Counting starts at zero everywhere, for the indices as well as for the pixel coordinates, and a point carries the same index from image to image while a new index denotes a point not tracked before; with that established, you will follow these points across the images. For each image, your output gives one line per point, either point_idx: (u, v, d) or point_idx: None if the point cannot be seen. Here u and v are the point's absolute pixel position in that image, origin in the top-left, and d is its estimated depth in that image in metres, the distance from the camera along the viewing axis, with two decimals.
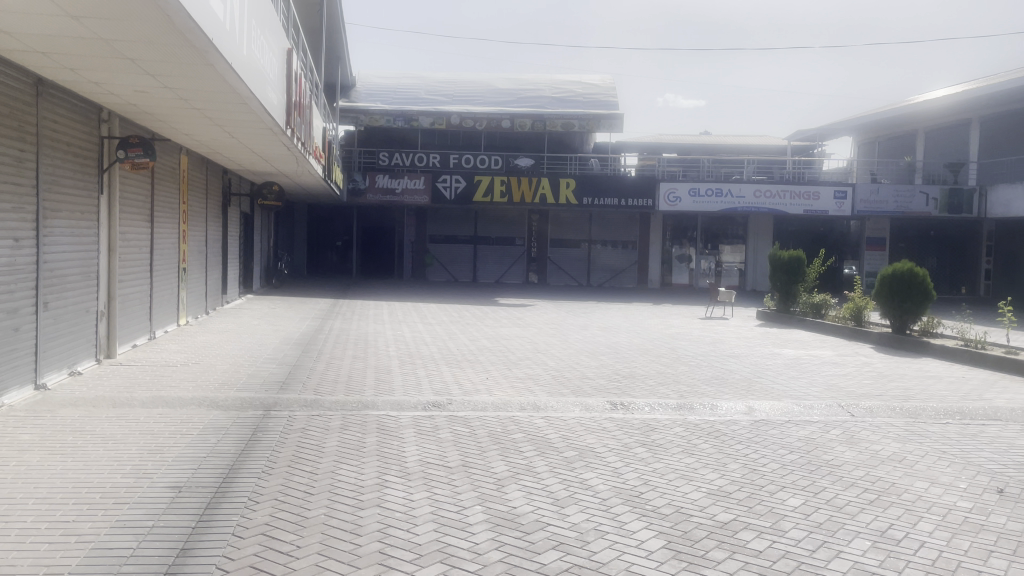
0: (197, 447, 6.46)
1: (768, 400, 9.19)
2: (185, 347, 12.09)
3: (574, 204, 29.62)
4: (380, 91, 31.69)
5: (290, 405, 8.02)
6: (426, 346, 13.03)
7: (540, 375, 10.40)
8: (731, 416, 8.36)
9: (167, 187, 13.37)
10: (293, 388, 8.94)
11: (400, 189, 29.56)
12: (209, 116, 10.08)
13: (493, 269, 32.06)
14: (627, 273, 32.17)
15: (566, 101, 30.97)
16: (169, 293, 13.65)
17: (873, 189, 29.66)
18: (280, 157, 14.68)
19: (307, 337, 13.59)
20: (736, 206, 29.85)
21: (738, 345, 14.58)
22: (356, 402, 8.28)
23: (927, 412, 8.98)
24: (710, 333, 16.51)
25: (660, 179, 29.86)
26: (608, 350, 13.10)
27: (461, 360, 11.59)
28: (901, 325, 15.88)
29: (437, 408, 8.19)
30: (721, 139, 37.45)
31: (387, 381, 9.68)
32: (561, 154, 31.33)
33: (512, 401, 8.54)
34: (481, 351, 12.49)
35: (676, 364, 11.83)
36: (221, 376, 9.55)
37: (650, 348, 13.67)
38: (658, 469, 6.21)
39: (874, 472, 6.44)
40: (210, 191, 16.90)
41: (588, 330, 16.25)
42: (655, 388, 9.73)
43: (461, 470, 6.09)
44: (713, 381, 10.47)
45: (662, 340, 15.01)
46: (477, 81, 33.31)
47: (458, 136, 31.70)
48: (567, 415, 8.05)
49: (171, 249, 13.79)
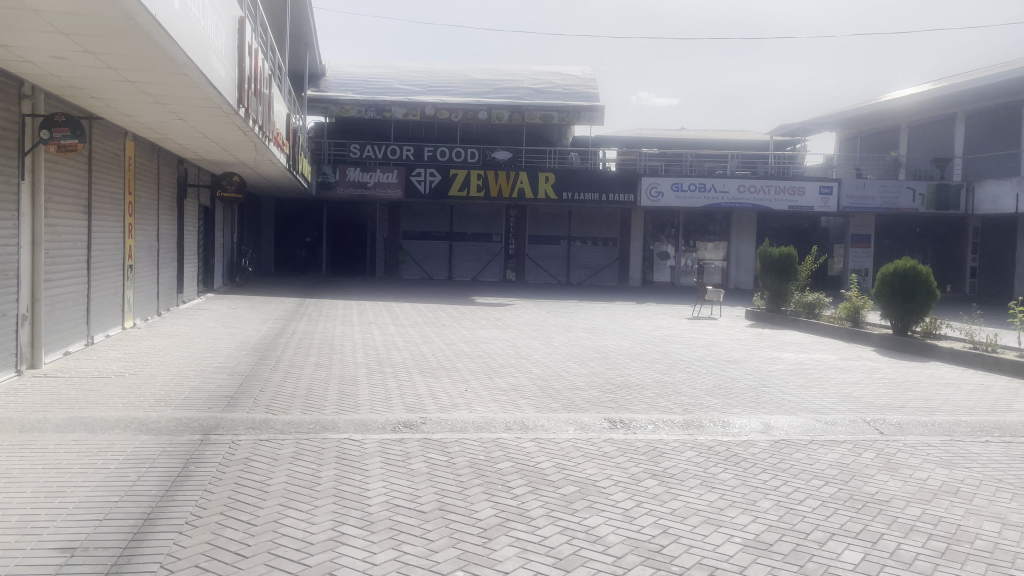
0: (110, 489, 5.26)
1: (784, 415, 8.14)
2: (127, 353, 10.78)
3: (553, 198, 28.58)
4: (350, 80, 30.29)
5: (236, 427, 6.81)
6: (397, 351, 11.83)
7: (525, 386, 9.26)
8: (747, 435, 7.29)
9: (109, 175, 12.02)
10: (241, 404, 7.72)
11: (371, 183, 28.46)
12: (147, 91, 8.82)
13: (469, 266, 30.89)
14: (608, 271, 31.16)
15: (545, 92, 29.81)
16: (111, 293, 12.31)
17: (860, 184, 28.86)
18: (238, 144, 13.39)
19: (266, 342, 12.32)
20: (720, 201, 28.95)
21: (734, 349, 13.59)
22: (313, 423, 7.08)
23: (961, 427, 7.99)
24: (702, 335, 15.49)
25: (641, 173, 28.89)
26: (596, 355, 12.02)
27: (437, 368, 10.44)
28: (902, 326, 14.99)
29: (410, 429, 7.02)
30: (702, 134, 36.54)
31: (351, 394, 8.48)
32: (539, 147, 30.17)
33: (495, 419, 7.39)
34: (459, 358, 11.36)
35: (673, 371, 10.77)
36: (159, 390, 8.29)
37: (642, 352, 12.61)
38: (677, 511, 5.12)
39: (931, 509, 5.42)
40: (163, 180, 15.53)
41: (572, 332, 15.15)
42: (655, 401, 8.63)
43: (437, 516, 4.95)
44: (717, 392, 9.42)
45: (653, 343, 13.96)
46: (452, 71, 32.02)
47: (432, 128, 30.42)
48: (560, 437, 6.92)
49: (114, 245, 12.46)
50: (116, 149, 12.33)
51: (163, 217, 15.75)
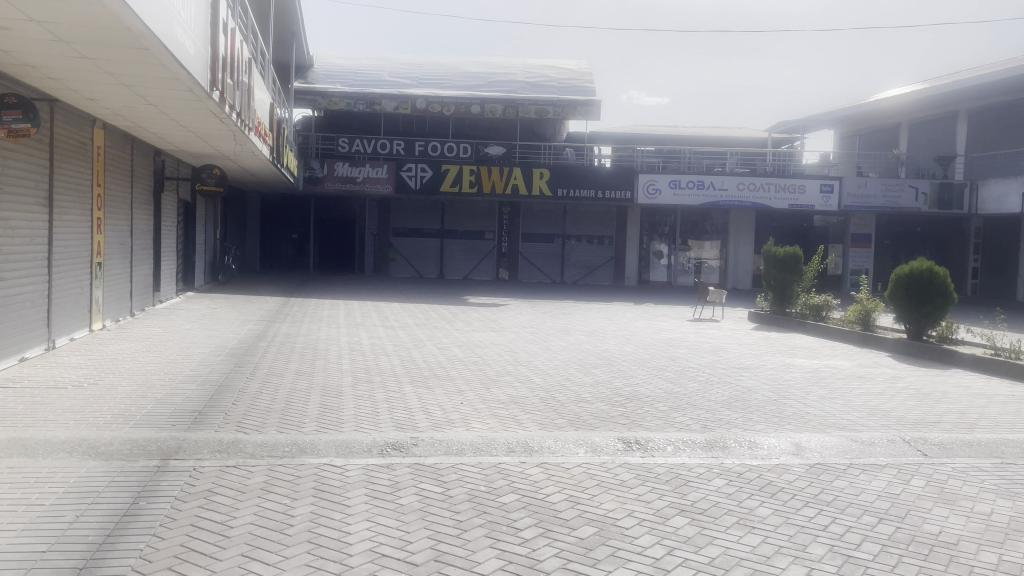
0: (39, 537, 4.40)
1: (815, 433, 7.36)
2: (90, 359, 9.89)
3: (548, 195, 27.77)
4: (339, 72, 29.36)
5: (199, 452, 5.94)
6: (387, 357, 10.99)
7: (527, 399, 8.45)
8: (779, 458, 6.51)
9: (74, 165, 11.11)
10: (209, 421, 6.87)
11: (360, 178, 27.53)
12: (107, 69, 7.95)
13: (460, 264, 30.05)
14: (603, 270, 30.37)
15: (540, 86, 28.98)
16: (76, 293, 11.40)
17: (861, 182, 28.19)
18: (217, 134, 12.49)
19: (245, 346, 11.44)
20: (719, 199, 28.22)
21: (744, 354, 12.83)
22: (290, 444, 6.23)
23: (1010, 447, 7.24)
24: (707, 339, 14.73)
25: (638, 170, 28.13)
26: (600, 361, 11.24)
27: (431, 376, 9.61)
28: (918, 330, 14.26)
29: (400, 452, 6.18)
30: (699, 130, 35.79)
31: (335, 409, 7.64)
32: (533, 141, 29.32)
33: (496, 440, 6.57)
34: (452, 365, 10.53)
35: (684, 381, 9.98)
36: (118, 404, 7.42)
37: (648, 359, 11.81)
38: (716, 560, 4.33)
39: (1008, 555, 4.65)
40: (136, 173, 14.59)
41: (570, 335, 14.36)
42: (670, 417, 7.83)
43: (431, 569, 4.13)
44: (735, 405, 8.64)
45: (657, 347, 13.18)
46: (444, 64, 31.12)
47: (423, 122, 29.50)
48: (570, 461, 6.10)
49: (81, 242, 11.57)
50: (83, 137, 11.42)
51: (138, 211, 14.83)
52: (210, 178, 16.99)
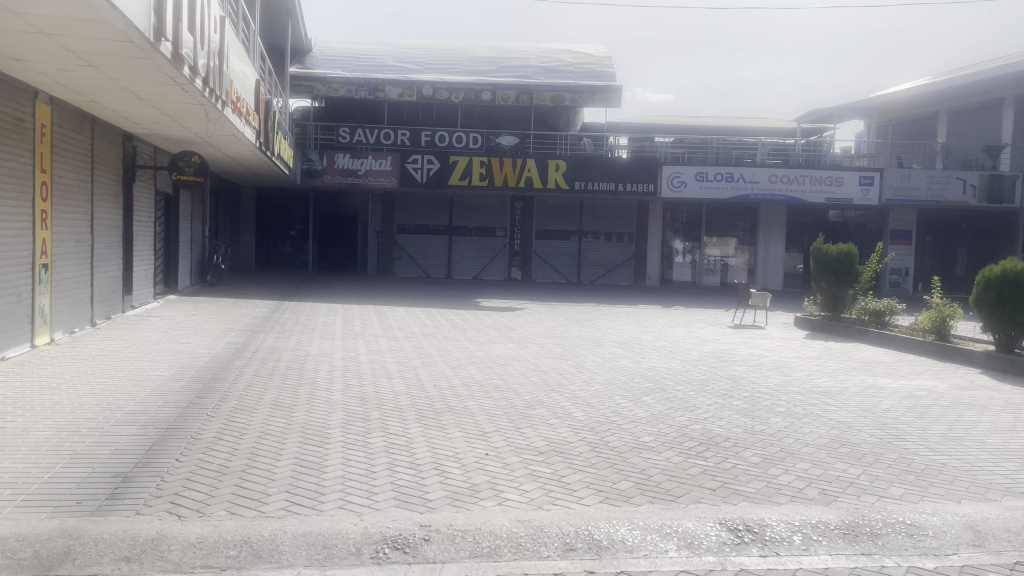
0: None
1: (981, 506, 5.33)
2: (13, 387, 7.86)
3: (564, 188, 25.70)
4: (339, 56, 27.31)
5: (94, 563, 3.99)
6: (388, 380, 8.98)
7: (572, 446, 6.41)
8: (959, 556, 4.46)
9: (5, 145, 9.08)
10: (131, 498, 4.91)
11: (362, 171, 25.64)
12: (8, 7, 5.93)
13: (469, 263, 28.05)
14: (623, 269, 28.29)
15: (556, 71, 26.86)
16: (11, 301, 9.38)
17: (905, 174, 25.99)
18: (187, 111, 10.38)
19: (216, 367, 9.41)
20: (750, 192, 26.16)
21: (814, 372, 10.77)
22: (237, 541, 4.24)
23: None
24: (762, 352, 12.66)
25: (662, 161, 26.07)
26: (649, 385, 9.21)
27: (445, 410, 7.57)
28: (1010, 342, 12.15)
29: (403, 555, 4.15)
30: (722, 120, 33.59)
31: (315, 469, 5.62)
32: (548, 132, 27.21)
33: (544, 527, 4.52)
34: (470, 392, 8.49)
35: (762, 414, 7.94)
36: (16, 465, 5.40)
37: (705, 380, 9.75)
38: None
39: None
40: (98, 159, 12.55)
41: (604, 348, 12.30)
42: (772, 476, 5.79)
43: None
44: (845, 453, 6.57)
45: (710, 364, 11.15)
46: (452, 48, 29.03)
47: (429, 110, 27.43)
48: (662, 571, 4.07)
49: (17, 240, 9.54)
50: (19, 112, 9.39)
51: (100, 204, 12.79)
52: (188, 166, 14.76)
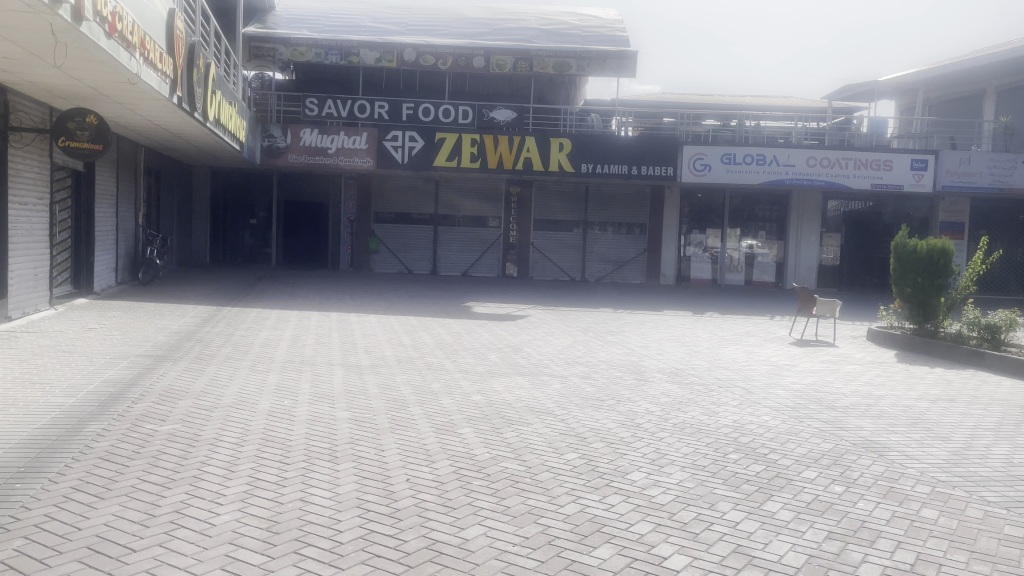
0: None
1: None
2: None
3: (568, 170, 22.15)
4: (307, 16, 23.50)
5: None
6: (329, 470, 5.34)
7: None
8: None
9: None
10: None
11: (333, 150, 21.95)
12: None
13: (458, 258, 24.46)
14: (633, 265, 24.75)
15: (560, 34, 23.23)
16: None
17: (963, 156, 22.49)
18: (22, 28, 6.75)
19: (47, 440, 5.74)
20: (784, 177, 22.62)
21: (976, 434, 7.25)
22: None
23: None
24: (868, 389, 9.13)
25: (683, 140, 22.49)
26: (761, 471, 5.64)
27: (426, 562, 3.96)
28: None
29: None
30: (740, 98, 29.99)
31: None
32: (550, 107, 23.56)
33: None
34: (470, 499, 4.88)
35: (1004, 551, 4.41)
36: None
37: (838, 456, 6.19)
38: None
39: None
40: None
41: (653, 386, 8.69)
42: None
43: None
44: None
45: (817, 416, 7.61)
46: (438, 9, 25.25)
47: (413, 79, 23.65)
48: None
49: None
50: None
51: None
52: (81, 129, 10.96)
